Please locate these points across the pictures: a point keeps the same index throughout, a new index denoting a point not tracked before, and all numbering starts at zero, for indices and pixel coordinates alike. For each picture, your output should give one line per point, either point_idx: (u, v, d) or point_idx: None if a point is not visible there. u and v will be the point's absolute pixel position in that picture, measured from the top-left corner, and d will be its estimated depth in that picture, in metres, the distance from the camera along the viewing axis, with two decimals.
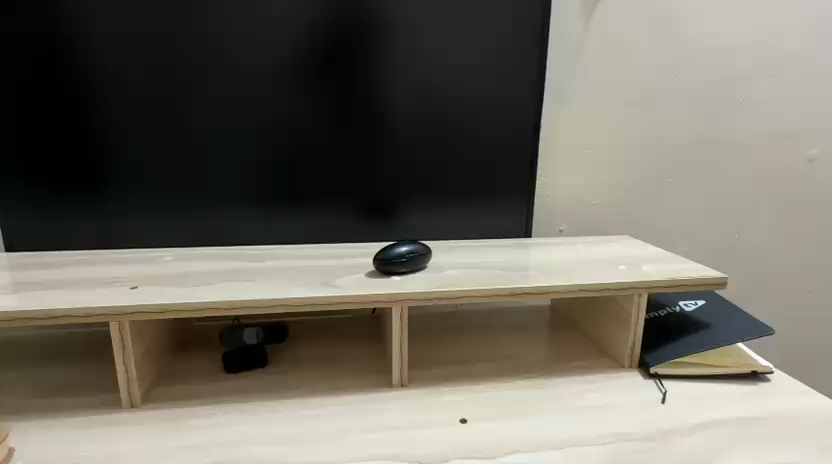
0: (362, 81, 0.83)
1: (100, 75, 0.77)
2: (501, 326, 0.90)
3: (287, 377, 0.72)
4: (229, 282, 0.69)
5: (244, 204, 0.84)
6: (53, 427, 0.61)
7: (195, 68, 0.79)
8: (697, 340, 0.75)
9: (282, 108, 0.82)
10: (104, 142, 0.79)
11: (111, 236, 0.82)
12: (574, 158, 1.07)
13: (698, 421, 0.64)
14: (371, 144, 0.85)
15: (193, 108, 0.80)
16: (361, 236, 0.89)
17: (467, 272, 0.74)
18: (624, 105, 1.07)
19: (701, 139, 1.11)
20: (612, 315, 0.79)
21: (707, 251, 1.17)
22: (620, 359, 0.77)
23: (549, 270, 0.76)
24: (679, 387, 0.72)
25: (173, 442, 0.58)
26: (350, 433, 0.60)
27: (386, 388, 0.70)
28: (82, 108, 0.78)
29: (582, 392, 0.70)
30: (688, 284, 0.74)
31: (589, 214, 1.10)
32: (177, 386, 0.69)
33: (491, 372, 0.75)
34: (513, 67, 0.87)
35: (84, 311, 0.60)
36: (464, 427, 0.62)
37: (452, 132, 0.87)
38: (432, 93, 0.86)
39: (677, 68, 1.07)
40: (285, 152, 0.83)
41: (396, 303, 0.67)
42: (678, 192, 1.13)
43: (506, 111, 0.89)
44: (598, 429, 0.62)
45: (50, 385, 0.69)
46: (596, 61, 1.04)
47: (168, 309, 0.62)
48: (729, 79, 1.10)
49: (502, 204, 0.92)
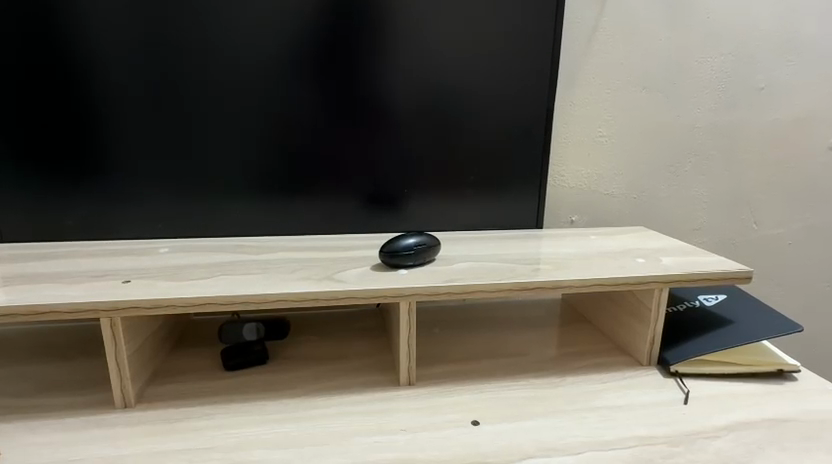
0: (366, 64, 0.79)
1: (90, 58, 0.72)
2: (511, 321, 0.86)
3: (289, 375, 0.69)
4: (226, 275, 0.66)
5: (243, 193, 0.80)
6: (41, 429, 0.57)
7: (190, 51, 0.74)
8: (720, 337, 0.71)
9: (282, 93, 0.77)
10: (96, 129, 0.75)
11: (105, 228, 0.79)
12: (586, 147, 1.03)
13: (724, 424, 0.60)
14: (376, 133, 0.81)
15: (188, 93, 0.76)
16: (365, 227, 0.85)
17: (477, 265, 0.70)
18: (639, 91, 1.02)
19: (718, 126, 1.07)
20: (630, 311, 0.75)
21: (723, 244, 1.13)
22: (639, 357, 0.73)
23: (564, 264, 0.72)
24: (701, 387, 0.68)
25: (168, 445, 0.55)
26: (356, 435, 0.57)
27: (392, 387, 0.67)
28: (70, 93, 0.73)
29: (598, 392, 0.66)
30: (711, 277, 0.70)
31: (601, 205, 1.06)
32: (173, 385, 0.66)
33: (503, 369, 0.72)
34: (526, 51, 0.83)
35: (72, 306, 0.56)
36: (476, 429, 0.59)
37: (461, 120, 0.83)
38: (440, 78, 0.81)
39: (695, 52, 1.02)
40: (286, 139, 0.79)
41: (404, 298, 0.63)
42: (694, 182, 1.09)
43: (520, 97, 0.84)
44: (617, 432, 0.58)
45: (40, 383, 0.66)
46: (611, 45, 0.99)
47: (162, 304, 0.58)
48: (751, 64, 1.05)
49: (512, 194, 0.88)
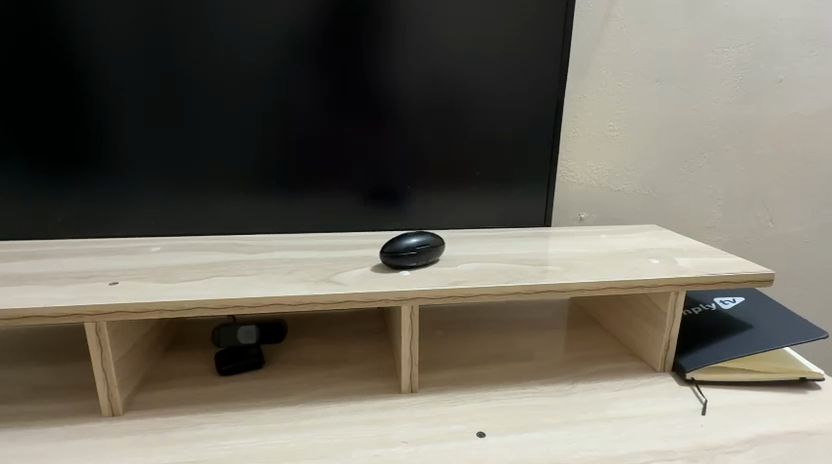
0: (368, 55, 0.75)
1: (79, 49, 0.69)
2: (518, 323, 0.83)
3: (286, 381, 0.66)
4: (218, 277, 0.62)
5: (240, 190, 0.77)
6: (23, 439, 0.54)
7: (182, 39, 0.70)
8: (740, 342, 0.67)
9: (279, 85, 0.74)
10: (85, 122, 0.71)
11: (95, 225, 0.75)
12: (597, 141, 0.99)
13: (746, 437, 0.56)
14: (378, 127, 0.78)
15: (181, 84, 0.72)
16: (367, 225, 0.82)
17: (483, 266, 0.67)
18: (653, 83, 0.98)
19: (735, 119, 1.03)
20: (644, 315, 0.71)
21: (738, 243, 1.09)
22: (654, 363, 0.70)
23: (574, 265, 0.69)
24: (719, 395, 0.64)
25: (156, 458, 0.52)
26: (355, 448, 0.54)
27: (393, 394, 0.63)
28: (55, 83, 0.69)
29: (611, 401, 0.63)
30: (731, 280, 0.66)
31: (612, 201, 1.02)
32: (164, 391, 0.63)
33: (509, 375, 0.68)
34: (536, 40, 0.79)
35: (55, 310, 0.53)
36: (481, 442, 0.55)
37: (467, 114, 0.80)
38: (446, 69, 0.77)
39: (712, 42, 0.98)
40: (284, 134, 0.75)
41: (406, 302, 0.59)
42: (708, 177, 1.05)
43: (529, 89, 0.80)
44: (633, 446, 0.55)
45: (26, 389, 0.63)
46: (624, 35, 0.95)
47: (150, 308, 0.55)
48: (770, 55, 1.01)
49: (520, 190, 0.84)
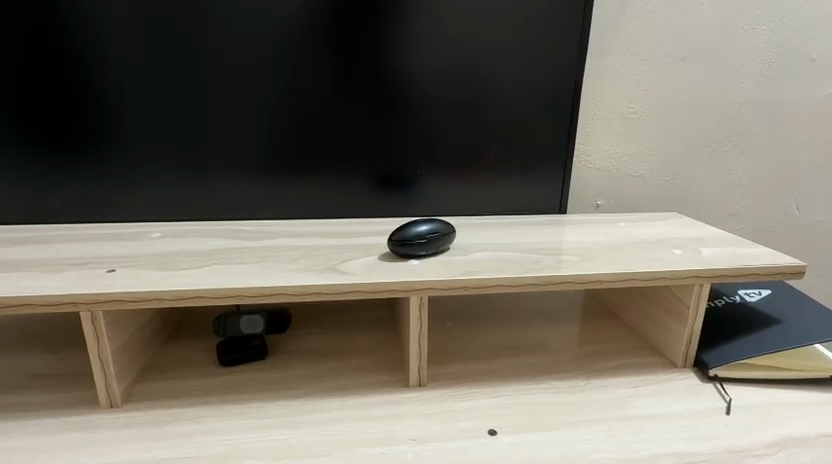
0: (378, 33, 0.71)
1: (76, 26, 0.65)
2: (530, 314, 0.80)
3: (290, 373, 0.64)
4: (217, 264, 0.60)
5: (242, 174, 0.74)
6: (18, 432, 0.53)
7: (181, 14, 0.66)
8: (767, 337, 0.64)
9: (283, 63, 0.70)
10: (85, 103, 0.68)
11: (93, 209, 0.73)
12: (617, 124, 0.94)
13: (773, 440, 0.53)
14: (386, 108, 0.74)
15: (180, 59, 0.68)
16: (375, 212, 0.78)
17: (495, 256, 0.63)
18: (677, 63, 0.93)
19: (763, 101, 0.97)
20: (664, 308, 0.68)
21: (762, 231, 1.05)
22: (673, 358, 0.67)
23: (591, 254, 0.65)
24: (743, 394, 0.61)
25: (153, 453, 0.50)
26: (359, 446, 0.52)
27: (399, 388, 0.61)
28: (51, 61, 0.66)
29: (627, 399, 0.60)
30: (758, 273, 0.62)
31: (630, 188, 0.98)
32: (164, 382, 0.61)
33: (522, 369, 0.65)
34: (556, 15, 0.74)
35: (47, 299, 0.51)
36: (492, 440, 0.53)
37: (482, 95, 0.75)
38: (460, 49, 0.73)
39: (742, 18, 0.92)
40: (289, 116, 0.72)
41: (414, 293, 0.56)
42: (733, 162, 1.00)
43: (548, 67, 0.76)
44: (653, 448, 0.52)
45: (24, 379, 0.61)
46: (649, 11, 0.90)
47: (145, 298, 0.52)
48: (804, 32, 0.95)
49: (535, 174, 0.80)
